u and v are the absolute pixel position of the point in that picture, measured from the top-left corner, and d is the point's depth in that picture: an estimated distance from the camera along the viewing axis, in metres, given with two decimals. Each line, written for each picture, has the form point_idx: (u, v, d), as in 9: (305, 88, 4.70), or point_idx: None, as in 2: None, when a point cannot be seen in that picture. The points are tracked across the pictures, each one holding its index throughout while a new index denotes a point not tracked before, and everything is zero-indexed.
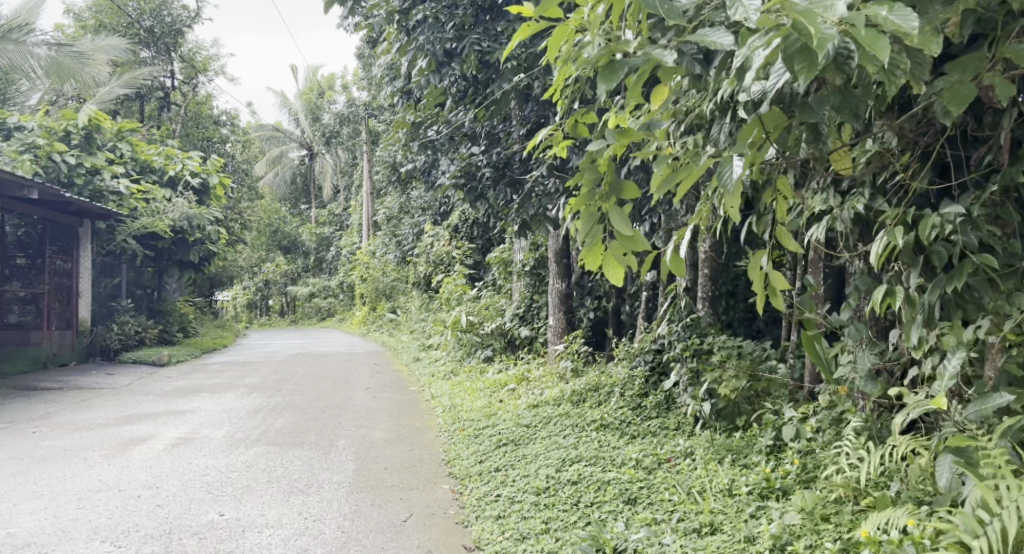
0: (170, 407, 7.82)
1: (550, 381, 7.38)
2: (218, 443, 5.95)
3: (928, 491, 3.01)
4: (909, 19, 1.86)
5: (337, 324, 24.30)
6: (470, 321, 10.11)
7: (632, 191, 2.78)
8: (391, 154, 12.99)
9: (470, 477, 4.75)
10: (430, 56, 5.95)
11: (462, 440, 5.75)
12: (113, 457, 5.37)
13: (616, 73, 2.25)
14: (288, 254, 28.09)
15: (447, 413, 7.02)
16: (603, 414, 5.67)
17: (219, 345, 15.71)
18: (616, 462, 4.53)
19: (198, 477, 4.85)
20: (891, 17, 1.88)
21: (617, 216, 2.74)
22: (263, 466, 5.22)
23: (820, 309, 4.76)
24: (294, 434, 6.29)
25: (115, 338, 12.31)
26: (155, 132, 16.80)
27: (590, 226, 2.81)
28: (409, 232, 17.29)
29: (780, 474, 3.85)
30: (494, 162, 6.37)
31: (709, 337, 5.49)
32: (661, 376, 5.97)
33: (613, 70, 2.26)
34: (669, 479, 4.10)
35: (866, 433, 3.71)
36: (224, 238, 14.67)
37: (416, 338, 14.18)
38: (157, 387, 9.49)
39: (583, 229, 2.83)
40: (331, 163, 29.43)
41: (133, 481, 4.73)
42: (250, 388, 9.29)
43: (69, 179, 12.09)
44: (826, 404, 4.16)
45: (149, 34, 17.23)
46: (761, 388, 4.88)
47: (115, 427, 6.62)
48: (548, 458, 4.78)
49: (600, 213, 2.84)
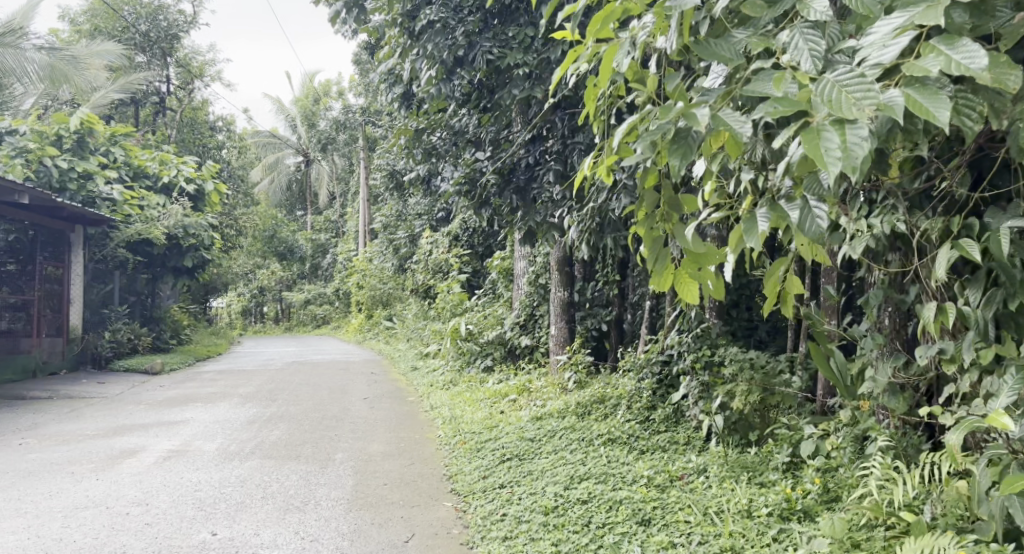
0: (163, 418, 7.60)
1: (552, 393, 7.20)
2: (212, 456, 5.75)
3: (965, 516, 2.90)
4: (976, 61, 1.72)
5: (331, 332, 24.10)
6: (469, 330, 9.93)
7: (692, 203, 2.65)
8: (389, 161, 12.83)
9: (473, 494, 4.56)
10: (439, 63, 5.75)
11: (464, 454, 5.56)
12: (101, 472, 5.16)
13: (690, 148, 2.16)
14: (283, 260, 27.89)
15: (447, 424, 6.83)
16: (609, 428, 5.49)
17: (213, 353, 15.48)
18: (626, 479, 4.35)
19: (190, 494, 4.65)
20: (956, 61, 1.74)
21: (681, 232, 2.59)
22: (258, 481, 5.02)
23: (834, 322, 4.62)
24: (290, 447, 6.08)
25: (107, 346, 12.09)
26: (150, 137, 16.60)
27: (656, 248, 2.70)
28: (406, 239, 17.11)
29: (801, 494, 3.71)
30: (499, 168, 6.20)
31: (720, 349, 5.31)
32: (669, 388, 5.82)
33: (681, 144, 2.17)
34: (683, 498, 3.93)
35: (891, 452, 3.58)
36: (220, 245, 14.46)
37: (413, 347, 13.98)
38: (149, 397, 9.26)
39: (652, 254, 2.70)
40: (327, 170, 29.30)
41: (121, 497, 4.52)
42: (244, 397, 9.08)
43: (61, 185, 11.83)
44: (847, 421, 3.99)
45: (144, 38, 17.06)
46: (776, 403, 4.71)
47: (105, 439, 6.41)
48: (555, 474, 4.60)
49: (663, 237, 2.71)
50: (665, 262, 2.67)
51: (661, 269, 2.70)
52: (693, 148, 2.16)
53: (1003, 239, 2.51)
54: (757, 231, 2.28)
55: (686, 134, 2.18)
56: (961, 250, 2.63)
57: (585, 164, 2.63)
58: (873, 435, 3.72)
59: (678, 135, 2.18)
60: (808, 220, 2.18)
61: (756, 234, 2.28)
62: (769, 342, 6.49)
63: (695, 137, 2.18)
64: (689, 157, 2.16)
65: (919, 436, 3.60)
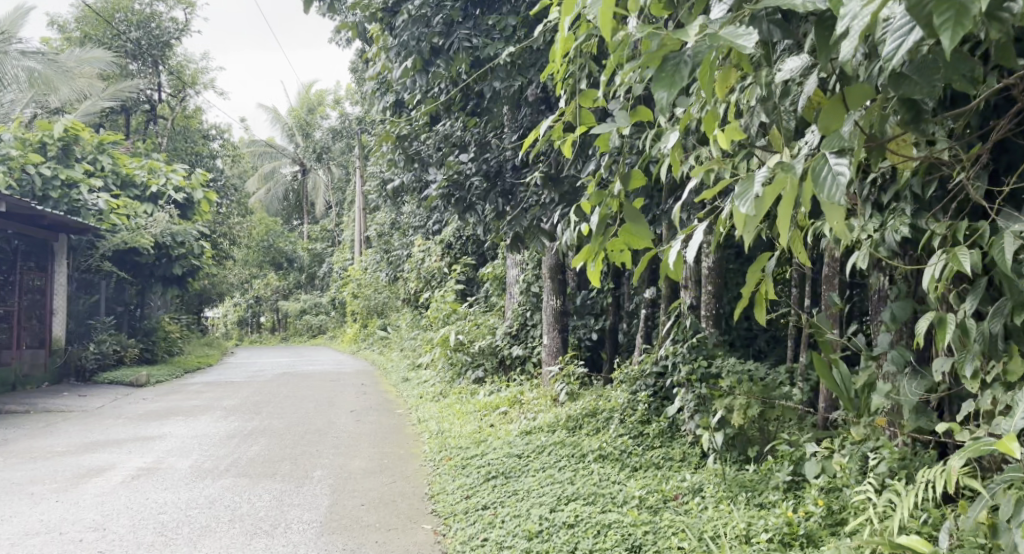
0: (140, 433, 7.32)
1: (543, 405, 6.91)
2: (183, 474, 5.46)
3: (984, 546, 2.66)
4: None
5: (327, 342, 23.66)
6: (461, 340, 9.62)
7: (639, 179, 2.39)
8: (380, 169, 12.53)
9: (455, 516, 4.28)
10: (416, 55, 5.43)
11: (449, 471, 5.27)
12: (62, 492, 4.88)
13: (678, 77, 1.69)
14: (279, 271, 27.47)
15: (434, 439, 6.55)
16: (601, 443, 5.22)
17: (204, 364, 15.13)
18: (618, 501, 4.07)
19: (152, 516, 4.37)
20: None
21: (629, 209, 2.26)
22: (227, 501, 4.74)
23: (838, 330, 4.37)
24: (267, 464, 5.79)
25: (92, 358, 11.73)
26: (141, 145, 16.29)
27: (601, 224, 2.36)
28: (401, 250, 16.85)
29: (803, 517, 3.43)
30: (484, 170, 6.00)
31: (716, 359, 5.02)
32: (663, 401, 5.53)
33: (668, 72, 1.70)
34: (677, 522, 3.65)
35: (899, 473, 3.35)
36: (210, 253, 14.20)
37: (405, 357, 13.67)
38: (130, 410, 8.95)
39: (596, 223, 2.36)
40: (324, 179, 29.01)
41: (77, 521, 4.25)
42: (227, 411, 8.76)
43: (44, 194, 11.56)
44: (855, 439, 3.72)
45: (135, 46, 16.79)
46: (775, 416, 4.46)
47: (74, 456, 6.12)
48: (542, 495, 4.31)
49: (612, 216, 2.38)
50: (606, 240, 2.34)
51: (599, 248, 2.37)
52: (682, 76, 1.69)
53: (1007, 248, 2.18)
54: (752, 195, 1.77)
55: (677, 61, 1.70)
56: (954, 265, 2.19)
57: (547, 123, 2.35)
58: (880, 455, 3.47)
59: (667, 60, 1.71)
60: (827, 176, 1.65)
61: (749, 199, 1.78)
62: (769, 352, 6.30)
63: (689, 63, 1.70)
64: (676, 88, 1.68)
65: (931, 455, 3.36)
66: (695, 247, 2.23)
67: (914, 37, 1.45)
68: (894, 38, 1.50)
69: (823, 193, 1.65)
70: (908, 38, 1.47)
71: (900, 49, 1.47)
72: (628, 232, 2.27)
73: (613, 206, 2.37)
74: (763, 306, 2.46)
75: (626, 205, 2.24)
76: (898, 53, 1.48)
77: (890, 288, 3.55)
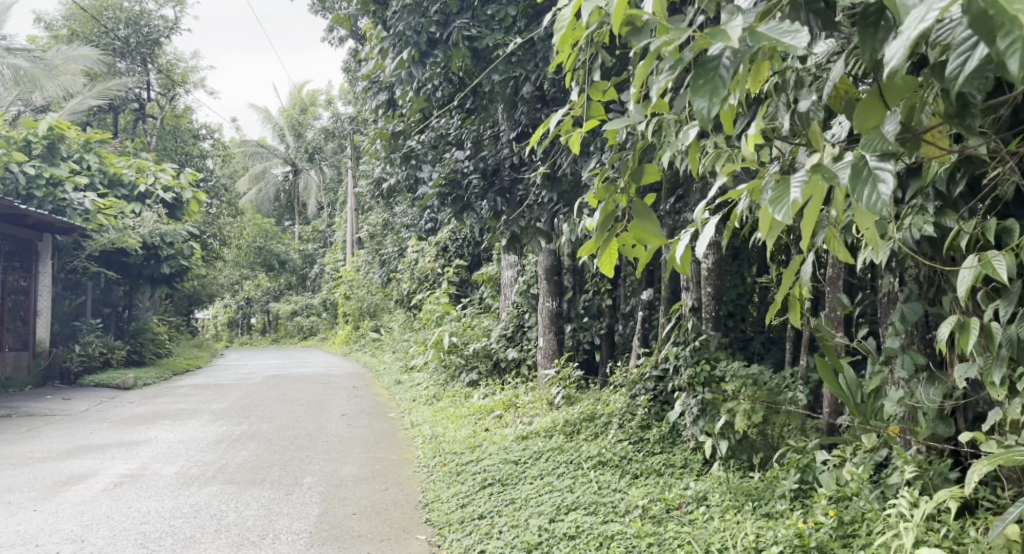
0: (125, 438, 7.12)
1: (539, 409, 6.76)
2: (168, 481, 5.30)
3: None
4: None
5: (318, 345, 23.40)
6: (454, 342, 9.45)
7: (655, 172, 2.20)
8: (373, 170, 12.34)
9: (450, 525, 4.13)
10: (413, 45, 5.23)
11: (443, 478, 5.11)
12: (40, 501, 4.71)
13: (720, 84, 1.47)
14: (271, 272, 27.16)
15: (427, 444, 6.39)
16: (601, 448, 5.07)
17: (193, 366, 14.88)
18: (620, 510, 3.92)
19: (133, 527, 4.21)
20: None
21: (639, 204, 2.04)
22: (214, 510, 4.57)
23: (840, 332, 4.20)
24: (255, 471, 5.62)
25: (77, 360, 11.51)
26: (129, 144, 15.97)
27: (606, 219, 2.15)
28: (394, 250, 16.66)
29: (813, 528, 3.29)
30: (482, 168, 5.81)
31: (720, 363, 4.88)
32: (663, 405, 5.40)
33: (705, 78, 1.47)
34: (683, 533, 3.50)
35: (916, 482, 3.20)
36: (200, 254, 14.01)
37: (398, 359, 13.49)
38: (115, 414, 8.74)
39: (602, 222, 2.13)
40: (315, 179, 28.73)
41: (55, 533, 4.11)
42: (215, 415, 8.56)
43: (28, 193, 11.33)
44: (867, 448, 3.58)
45: (124, 44, 16.53)
46: (780, 423, 4.35)
47: (55, 462, 5.94)
48: (541, 504, 4.15)
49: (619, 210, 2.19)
50: (613, 234, 2.12)
51: (605, 243, 2.17)
52: (724, 83, 1.46)
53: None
54: (790, 200, 1.55)
55: (715, 64, 1.48)
56: (990, 269, 2.05)
57: (555, 113, 2.17)
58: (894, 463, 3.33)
59: (704, 62, 1.48)
60: (867, 186, 1.46)
61: (786, 205, 1.56)
62: (766, 355, 6.20)
63: (728, 67, 1.48)
64: (718, 96, 1.46)
65: (945, 464, 3.23)
66: (706, 241, 1.94)
67: (981, 54, 1.28)
68: (958, 53, 1.32)
69: (862, 204, 1.46)
70: (974, 53, 1.29)
71: (966, 68, 1.29)
72: (636, 228, 2.05)
73: (622, 201, 2.19)
74: (797, 307, 2.29)
75: (634, 200, 2.02)
76: (960, 74, 1.31)
77: (900, 289, 3.41)
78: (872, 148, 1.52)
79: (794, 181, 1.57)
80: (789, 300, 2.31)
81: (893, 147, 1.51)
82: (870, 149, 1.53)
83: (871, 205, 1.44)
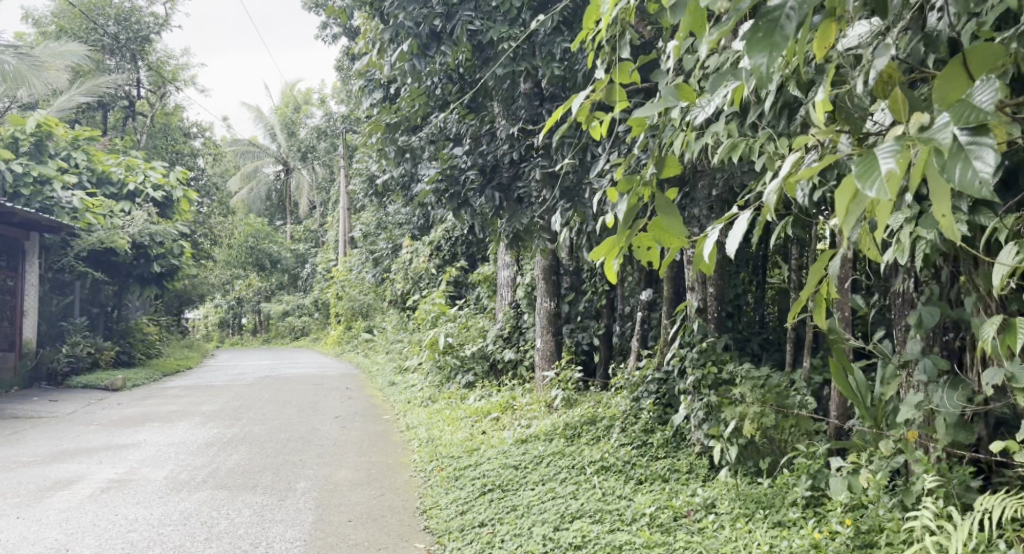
0: (113, 440, 6.95)
1: (537, 412, 6.63)
2: (158, 486, 5.14)
3: None
4: None
5: (309, 345, 23.19)
6: (449, 343, 9.29)
7: (676, 166, 2.10)
8: (367, 168, 12.19)
9: (449, 534, 3.98)
10: (413, 37, 5.09)
11: (441, 483, 4.97)
12: (22, 508, 4.55)
13: (781, 37, 1.37)
14: (262, 272, 26.95)
15: (424, 447, 6.24)
16: (604, 453, 4.93)
17: (183, 366, 14.68)
18: (626, 518, 3.80)
19: (120, 536, 4.05)
20: None
21: (662, 198, 1.92)
22: (204, 517, 4.41)
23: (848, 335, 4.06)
24: (247, 475, 5.46)
25: (65, 361, 11.30)
26: (119, 142, 15.70)
27: (629, 213, 2.02)
28: (387, 249, 16.50)
29: (830, 540, 3.17)
30: (481, 165, 5.71)
31: (727, 365, 4.70)
32: (667, 408, 5.28)
33: (763, 31, 1.38)
34: (694, 543, 3.37)
35: (940, 493, 3.07)
36: (191, 253, 13.81)
37: (391, 360, 13.36)
38: (103, 416, 8.56)
39: (625, 214, 2.01)
40: (307, 179, 28.53)
41: (37, 542, 3.95)
42: (205, 416, 8.39)
43: (14, 191, 11.12)
44: (886, 453, 3.42)
45: (113, 40, 16.27)
46: (789, 426, 4.19)
47: (40, 466, 5.77)
48: (543, 511, 4.02)
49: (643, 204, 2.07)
50: (634, 232, 1.99)
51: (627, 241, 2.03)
52: (787, 35, 1.36)
53: None
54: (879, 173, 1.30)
55: (776, 15, 1.38)
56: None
57: (581, 93, 2.05)
58: (917, 472, 3.19)
59: (765, 12, 1.38)
60: (961, 160, 1.28)
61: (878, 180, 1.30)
62: (764, 356, 6.02)
63: (790, 18, 1.38)
64: (780, 51, 1.36)
65: (967, 469, 3.13)
66: (737, 238, 1.80)
67: None
68: None
69: (956, 181, 1.28)
70: None
71: None
72: (660, 224, 1.91)
73: (645, 195, 2.07)
74: (823, 306, 2.14)
75: (657, 194, 1.89)
76: None
77: (918, 291, 3.28)
78: (962, 119, 1.31)
79: (881, 153, 1.33)
80: (816, 301, 2.14)
81: (990, 117, 1.28)
82: (959, 118, 1.32)
83: (981, 191, 1.24)
